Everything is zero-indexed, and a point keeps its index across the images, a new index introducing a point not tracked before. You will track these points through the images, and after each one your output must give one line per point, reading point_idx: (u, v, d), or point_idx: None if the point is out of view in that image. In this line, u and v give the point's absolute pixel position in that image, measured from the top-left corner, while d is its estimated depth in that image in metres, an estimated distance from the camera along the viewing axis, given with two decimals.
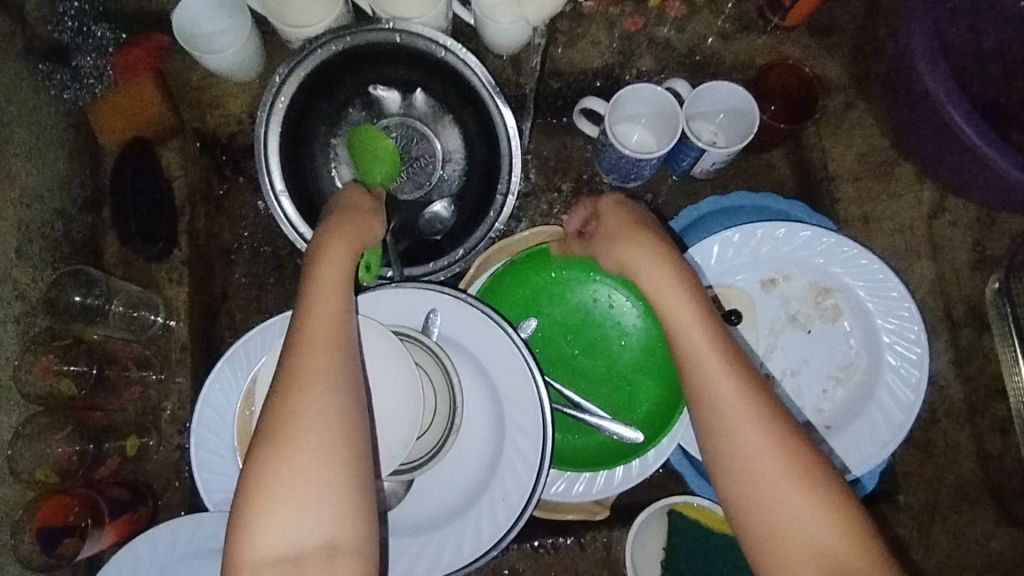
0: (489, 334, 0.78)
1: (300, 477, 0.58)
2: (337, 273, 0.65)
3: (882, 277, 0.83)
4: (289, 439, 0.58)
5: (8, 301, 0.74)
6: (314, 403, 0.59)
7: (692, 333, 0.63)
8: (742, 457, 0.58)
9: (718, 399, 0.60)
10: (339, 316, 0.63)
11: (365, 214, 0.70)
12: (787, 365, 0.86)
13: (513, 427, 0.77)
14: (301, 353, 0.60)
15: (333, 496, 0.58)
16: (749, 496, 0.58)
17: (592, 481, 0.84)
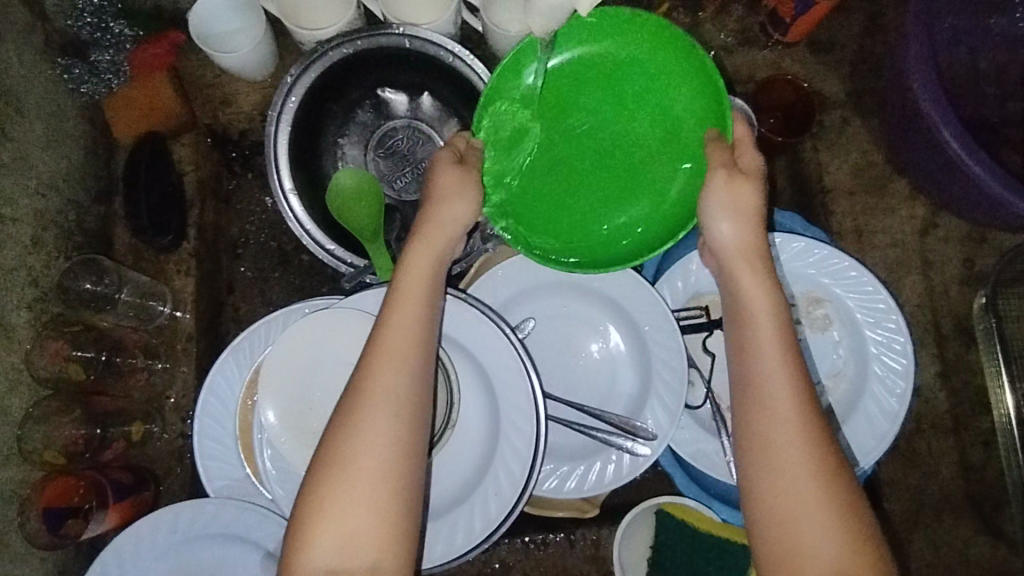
0: (488, 333, 0.81)
1: (358, 494, 0.59)
2: (419, 287, 0.67)
3: (871, 289, 0.85)
4: (345, 469, 0.60)
5: (22, 288, 0.77)
6: (386, 413, 0.61)
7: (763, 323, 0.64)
8: (794, 515, 0.57)
9: (772, 418, 0.60)
10: (415, 324, 0.65)
11: (443, 213, 0.71)
12: None
13: (507, 424, 0.79)
14: (373, 362, 0.62)
15: (380, 540, 0.59)
16: (788, 558, 0.57)
17: (584, 478, 0.86)
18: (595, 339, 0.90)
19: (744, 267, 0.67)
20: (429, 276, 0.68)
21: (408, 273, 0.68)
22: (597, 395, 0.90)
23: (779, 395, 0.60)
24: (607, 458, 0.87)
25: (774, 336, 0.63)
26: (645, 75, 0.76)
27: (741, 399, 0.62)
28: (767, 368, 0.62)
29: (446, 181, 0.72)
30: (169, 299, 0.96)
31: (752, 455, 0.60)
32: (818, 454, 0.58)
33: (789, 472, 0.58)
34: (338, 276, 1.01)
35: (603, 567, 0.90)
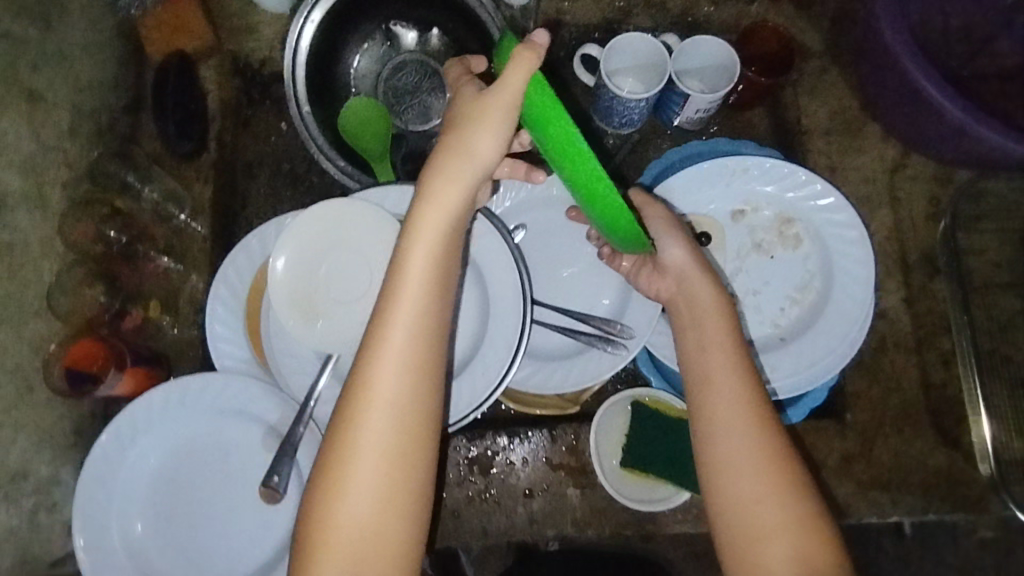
0: (482, 229, 0.89)
1: (359, 497, 0.60)
2: (417, 278, 0.63)
3: (836, 207, 0.92)
4: (358, 458, 0.61)
5: (59, 166, 0.84)
6: (382, 414, 0.61)
7: (715, 348, 0.71)
8: (746, 506, 0.64)
9: (733, 440, 0.66)
10: (415, 318, 0.63)
11: (452, 177, 0.64)
12: (750, 286, 0.94)
13: (496, 310, 0.86)
14: (368, 366, 0.62)
15: (391, 524, 0.61)
16: (743, 548, 0.63)
17: (568, 375, 0.93)
18: (582, 249, 0.97)
19: (708, 289, 0.76)
20: (441, 248, 0.65)
21: (408, 261, 0.64)
22: (582, 303, 0.96)
23: (735, 402, 0.68)
24: (588, 357, 0.93)
25: (722, 348, 0.71)
26: None
27: (695, 407, 0.69)
28: (727, 388, 0.68)
29: (466, 133, 0.64)
30: (188, 205, 1.03)
31: (705, 458, 0.67)
32: (762, 452, 0.65)
33: (735, 470, 0.65)
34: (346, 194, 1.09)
35: (582, 458, 0.93)
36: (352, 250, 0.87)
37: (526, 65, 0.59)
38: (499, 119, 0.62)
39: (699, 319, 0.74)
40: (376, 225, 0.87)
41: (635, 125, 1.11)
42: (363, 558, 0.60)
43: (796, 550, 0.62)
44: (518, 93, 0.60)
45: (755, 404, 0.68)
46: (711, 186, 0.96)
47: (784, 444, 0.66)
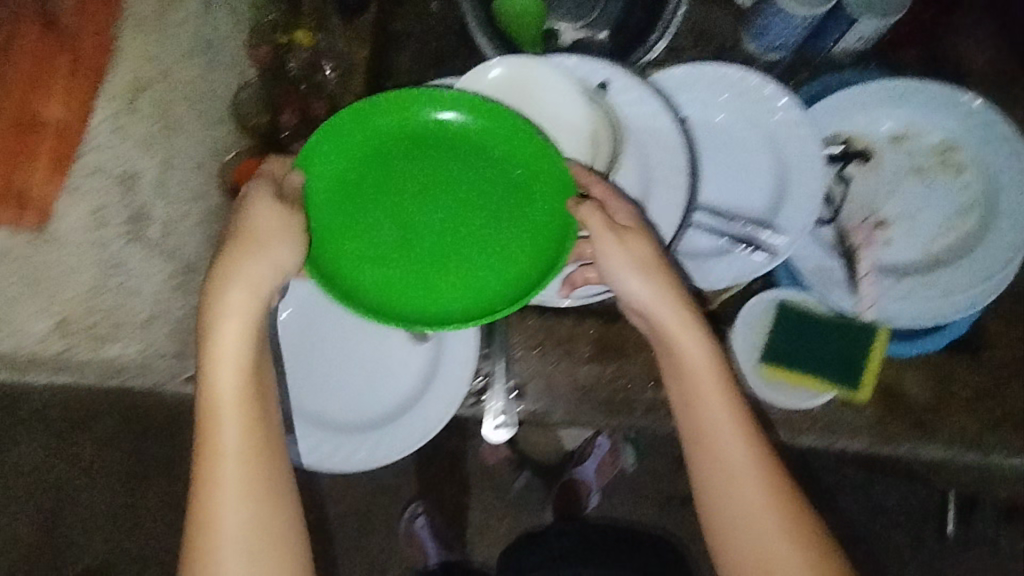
0: (653, 109, 0.85)
1: (237, 524, 0.68)
2: (237, 327, 0.71)
3: (1005, 137, 0.91)
4: (219, 479, 0.69)
5: None
6: (232, 459, 0.69)
7: (707, 394, 0.73)
8: (733, 527, 0.72)
9: (731, 456, 0.72)
10: (233, 397, 0.70)
11: (254, 254, 0.70)
12: (904, 209, 0.94)
13: (658, 194, 0.85)
14: (205, 433, 0.69)
15: (264, 552, 0.69)
16: (722, 550, 0.73)
17: (711, 274, 0.91)
18: (739, 152, 0.94)
19: (690, 330, 0.74)
20: (254, 319, 0.71)
21: (220, 340, 0.70)
22: (733, 204, 0.94)
23: (717, 424, 0.73)
24: (731, 258, 0.93)
25: (712, 378, 0.74)
26: (406, 117, 0.78)
27: (687, 433, 0.75)
28: (714, 414, 0.73)
29: (247, 254, 0.70)
30: None
31: (699, 487, 0.74)
32: (752, 473, 0.72)
33: (733, 494, 0.72)
34: None
35: None
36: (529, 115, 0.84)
37: (267, 204, 0.71)
38: (282, 234, 0.72)
39: (677, 326, 0.74)
40: (563, 93, 0.83)
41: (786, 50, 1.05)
42: (252, 552, 0.68)
43: (771, 556, 0.70)
44: (276, 218, 0.71)
45: (749, 433, 0.73)
46: (877, 104, 0.94)
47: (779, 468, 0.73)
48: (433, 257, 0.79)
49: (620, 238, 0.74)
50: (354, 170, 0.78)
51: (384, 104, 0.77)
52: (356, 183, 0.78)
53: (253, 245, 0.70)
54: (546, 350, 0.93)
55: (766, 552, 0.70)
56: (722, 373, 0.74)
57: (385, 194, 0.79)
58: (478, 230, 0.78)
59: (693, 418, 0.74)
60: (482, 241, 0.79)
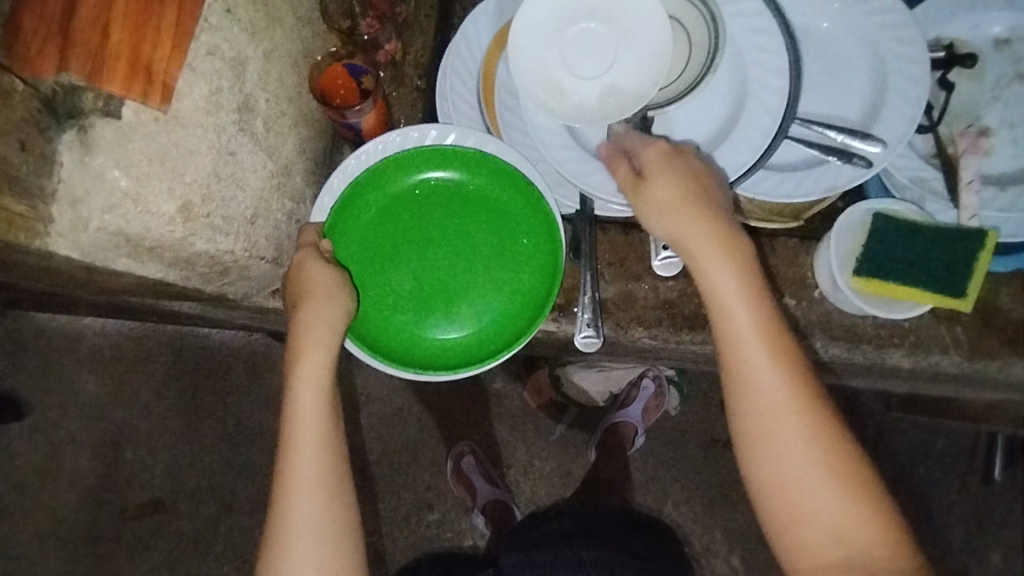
0: (756, 6, 0.82)
1: (313, 531, 0.71)
2: (315, 378, 0.74)
3: None
4: (298, 459, 0.72)
5: None
6: (307, 481, 0.72)
7: (788, 411, 0.70)
8: (802, 507, 0.69)
9: (818, 493, 0.69)
10: (320, 418, 0.73)
11: (318, 297, 0.75)
12: (1007, 117, 0.90)
13: (755, 99, 0.82)
14: (292, 456, 0.72)
15: (336, 557, 0.71)
16: (791, 533, 0.70)
17: (798, 185, 0.90)
18: (833, 60, 0.91)
19: (766, 354, 0.72)
20: (320, 406, 0.74)
21: (297, 413, 0.73)
22: (827, 112, 0.91)
23: (807, 454, 0.69)
24: (824, 169, 0.90)
25: (767, 348, 0.72)
26: (398, 236, 0.84)
27: (747, 420, 0.71)
28: (803, 437, 0.70)
29: (317, 301, 0.75)
30: None
31: (763, 470, 0.71)
32: (824, 455, 0.69)
33: (799, 478, 0.69)
34: None
35: (803, 272, 0.91)
36: (604, 27, 0.82)
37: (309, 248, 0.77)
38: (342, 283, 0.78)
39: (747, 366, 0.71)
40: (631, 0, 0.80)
41: None
42: (325, 555, 0.71)
43: (842, 535, 0.68)
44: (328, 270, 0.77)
45: (840, 458, 0.70)
46: (978, 10, 0.92)
47: (849, 453, 0.70)
48: (448, 284, 0.85)
49: (665, 181, 0.74)
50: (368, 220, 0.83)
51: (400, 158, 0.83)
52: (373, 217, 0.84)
53: (314, 296, 0.75)
54: (629, 265, 0.92)
55: (840, 532, 0.68)
56: (769, 338, 0.72)
57: (380, 226, 0.84)
58: (492, 263, 0.86)
59: (772, 439, 0.70)
60: (490, 329, 0.86)
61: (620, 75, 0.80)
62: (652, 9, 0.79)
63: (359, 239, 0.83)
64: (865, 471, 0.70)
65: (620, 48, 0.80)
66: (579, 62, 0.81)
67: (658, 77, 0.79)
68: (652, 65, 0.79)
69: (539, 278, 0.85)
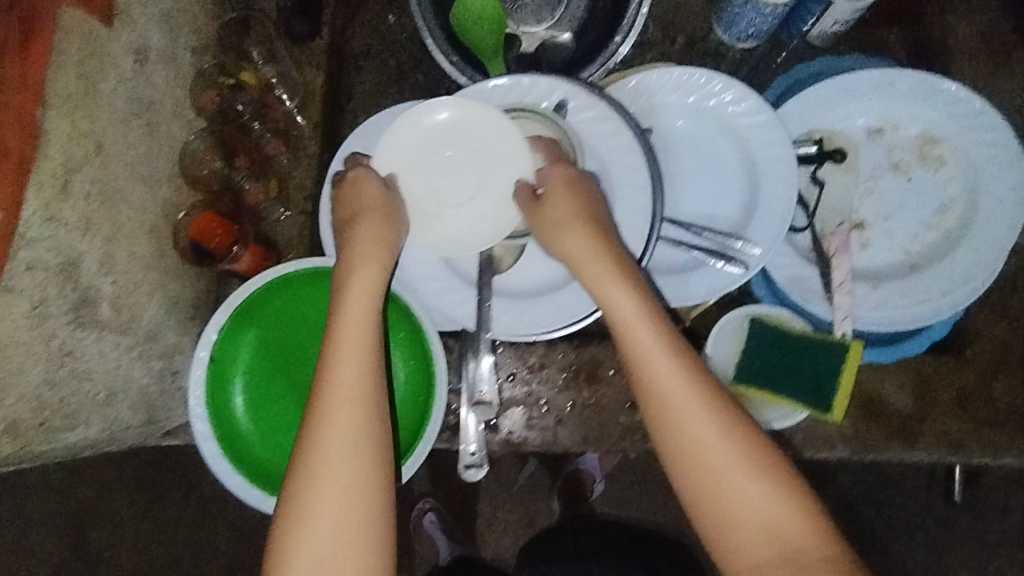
0: (616, 129, 0.83)
1: (336, 488, 0.61)
2: (358, 320, 0.67)
3: (990, 125, 0.86)
4: (334, 403, 0.63)
5: (189, 29, 0.81)
6: (346, 422, 0.63)
7: (689, 411, 0.62)
8: (727, 501, 0.60)
9: (739, 491, 0.60)
10: (362, 361, 0.65)
11: (378, 217, 0.73)
12: (881, 209, 0.90)
13: (624, 216, 0.83)
14: (325, 395, 0.64)
15: (359, 525, 0.61)
16: (718, 532, 0.61)
17: (681, 288, 0.91)
18: (708, 164, 0.92)
19: (666, 357, 0.64)
20: (367, 355, 0.66)
21: (338, 351, 0.65)
22: (705, 214, 0.92)
23: (711, 454, 0.61)
24: (703, 272, 0.91)
25: (657, 335, 0.65)
26: (276, 367, 0.85)
27: (648, 404, 0.64)
28: (708, 439, 0.61)
29: (368, 224, 0.72)
30: (298, 93, 1.00)
31: (681, 470, 0.62)
32: (738, 449, 0.61)
33: (715, 475, 0.61)
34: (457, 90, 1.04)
35: None
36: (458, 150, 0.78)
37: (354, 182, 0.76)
38: (380, 222, 0.73)
39: (643, 365, 0.64)
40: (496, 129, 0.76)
41: (758, 38, 1.03)
42: (348, 517, 0.61)
43: (774, 530, 0.59)
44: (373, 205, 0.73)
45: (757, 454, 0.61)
46: (849, 101, 0.91)
47: (759, 441, 0.62)
48: None
49: (570, 184, 0.74)
50: (243, 359, 0.84)
51: (265, 293, 0.84)
52: (246, 355, 0.84)
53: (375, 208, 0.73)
54: (519, 378, 0.93)
55: (770, 527, 0.59)
56: (667, 339, 0.64)
57: (255, 361, 0.85)
58: None
59: (677, 445, 0.62)
60: None
61: (466, 207, 0.78)
62: (504, 135, 0.76)
63: (236, 378, 0.84)
64: (779, 461, 0.61)
65: (489, 175, 0.77)
66: (452, 194, 0.78)
67: (507, 216, 0.77)
68: (497, 208, 0.78)
69: (421, 386, 0.87)
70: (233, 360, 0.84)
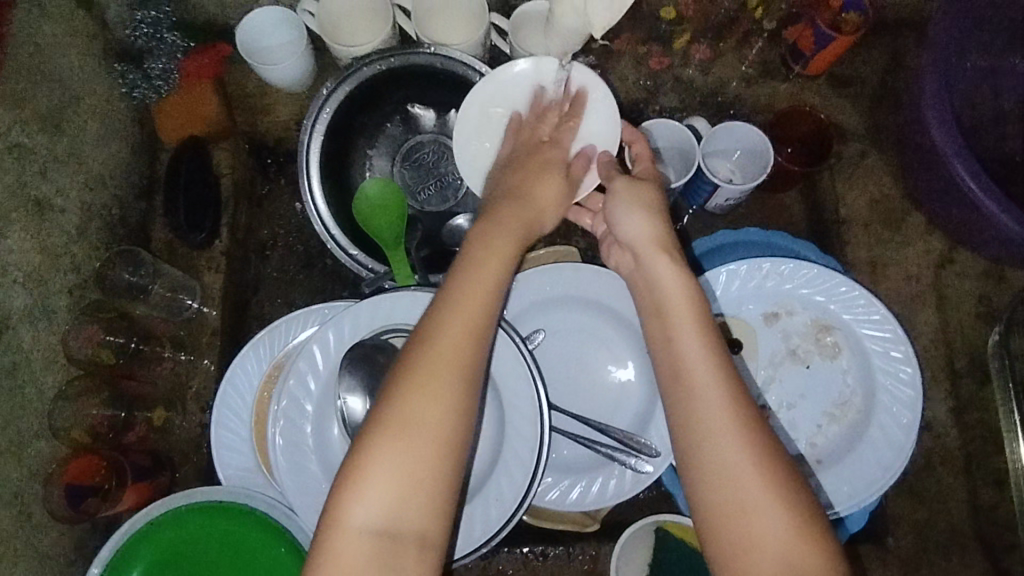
0: (500, 345, 0.82)
1: (429, 415, 0.60)
2: (494, 270, 0.67)
3: (881, 318, 0.86)
4: (458, 316, 0.63)
5: (64, 275, 0.81)
6: (456, 367, 0.61)
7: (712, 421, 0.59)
8: (737, 512, 0.57)
9: (749, 505, 0.57)
10: (483, 312, 0.64)
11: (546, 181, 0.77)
12: (783, 398, 0.89)
13: (512, 434, 0.81)
14: (453, 309, 0.64)
15: (434, 476, 0.59)
16: (731, 537, 0.57)
17: (586, 491, 0.87)
18: (604, 358, 0.91)
19: (700, 351, 0.63)
20: (491, 287, 0.66)
21: (469, 289, 0.65)
22: (604, 411, 0.90)
23: (734, 468, 0.58)
24: (609, 474, 0.87)
25: (701, 343, 0.63)
26: None
27: (676, 402, 0.62)
28: (729, 455, 0.58)
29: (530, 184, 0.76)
30: (198, 294, 0.99)
31: (701, 468, 0.59)
32: (761, 466, 0.58)
33: (735, 479, 0.58)
34: (359, 281, 1.03)
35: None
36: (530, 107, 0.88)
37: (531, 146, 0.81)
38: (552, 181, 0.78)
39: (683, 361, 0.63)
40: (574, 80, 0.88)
41: None
42: (428, 464, 0.59)
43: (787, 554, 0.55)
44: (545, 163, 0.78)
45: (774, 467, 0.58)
46: (743, 290, 0.89)
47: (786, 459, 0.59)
48: None
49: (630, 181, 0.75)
50: None
51: (142, 537, 0.81)
52: None
53: (529, 185, 0.76)
54: None
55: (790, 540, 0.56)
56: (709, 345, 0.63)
57: None
58: None
59: (700, 446, 0.60)
60: None
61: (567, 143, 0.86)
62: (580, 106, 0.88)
63: None
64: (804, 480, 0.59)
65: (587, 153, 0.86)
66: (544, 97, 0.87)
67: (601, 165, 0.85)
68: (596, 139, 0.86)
69: None
70: None
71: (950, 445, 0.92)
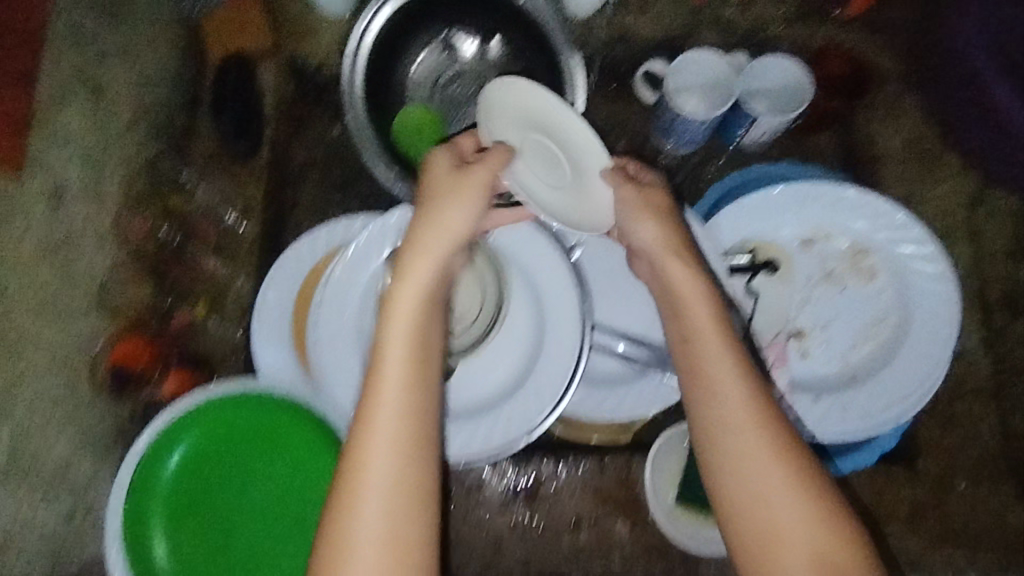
0: (545, 247, 0.83)
1: (377, 500, 0.60)
2: (399, 325, 0.65)
3: (918, 239, 0.87)
4: (382, 391, 0.63)
5: (117, 162, 0.82)
6: (392, 442, 0.62)
7: (760, 458, 0.63)
8: (783, 545, 0.61)
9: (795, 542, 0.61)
10: (407, 370, 0.64)
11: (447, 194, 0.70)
12: (817, 320, 0.90)
13: (554, 334, 0.82)
14: (377, 385, 0.63)
15: (398, 557, 0.59)
16: (764, 544, 0.61)
17: (623, 401, 0.88)
18: None
19: (737, 389, 0.65)
20: (417, 343, 0.65)
21: (390, 364, 0.64)
22: (640, 325, 0.90)
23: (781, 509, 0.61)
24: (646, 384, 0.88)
25: (736, 370, 0.65)
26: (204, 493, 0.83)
27: (704, 432, 0.65)
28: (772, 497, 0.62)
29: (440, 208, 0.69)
30: (237, 207, 0.97)
31: (731, 482, 0.63)
32: (803, 500, 0.62)
33: (770, 493, 0.62)
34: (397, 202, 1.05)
35: (633, 493, 0.89)
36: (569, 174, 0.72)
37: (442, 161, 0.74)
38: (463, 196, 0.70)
39: (724, 401, 0.65)
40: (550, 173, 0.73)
41: (696, 143, 1.05)
42: (391, 542, 0.59)
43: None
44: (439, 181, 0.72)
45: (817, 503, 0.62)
46: (780, 212, 0.90)
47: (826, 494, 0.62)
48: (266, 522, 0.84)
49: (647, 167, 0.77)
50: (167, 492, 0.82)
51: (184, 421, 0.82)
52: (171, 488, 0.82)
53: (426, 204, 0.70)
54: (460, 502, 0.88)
55: (812, 542, 0.60)
56: (743, 373, 0.65)
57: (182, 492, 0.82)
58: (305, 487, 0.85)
59: (740, 493, 0.63)
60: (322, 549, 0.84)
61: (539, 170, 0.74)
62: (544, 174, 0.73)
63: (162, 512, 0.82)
64: (826, 487, 0.63)
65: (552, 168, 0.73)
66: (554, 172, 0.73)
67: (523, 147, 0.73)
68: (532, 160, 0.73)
69: None
70: (157, 495, 0.81)
71: (982, 374, 0.93)
